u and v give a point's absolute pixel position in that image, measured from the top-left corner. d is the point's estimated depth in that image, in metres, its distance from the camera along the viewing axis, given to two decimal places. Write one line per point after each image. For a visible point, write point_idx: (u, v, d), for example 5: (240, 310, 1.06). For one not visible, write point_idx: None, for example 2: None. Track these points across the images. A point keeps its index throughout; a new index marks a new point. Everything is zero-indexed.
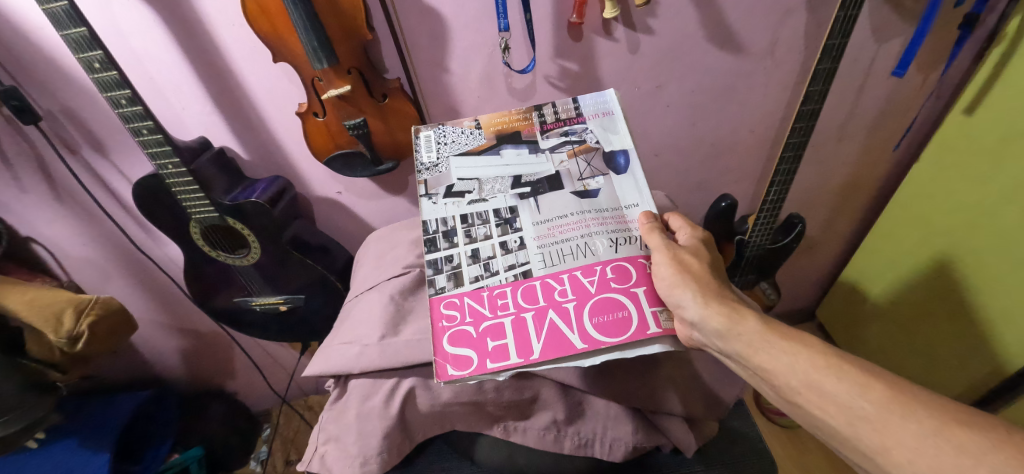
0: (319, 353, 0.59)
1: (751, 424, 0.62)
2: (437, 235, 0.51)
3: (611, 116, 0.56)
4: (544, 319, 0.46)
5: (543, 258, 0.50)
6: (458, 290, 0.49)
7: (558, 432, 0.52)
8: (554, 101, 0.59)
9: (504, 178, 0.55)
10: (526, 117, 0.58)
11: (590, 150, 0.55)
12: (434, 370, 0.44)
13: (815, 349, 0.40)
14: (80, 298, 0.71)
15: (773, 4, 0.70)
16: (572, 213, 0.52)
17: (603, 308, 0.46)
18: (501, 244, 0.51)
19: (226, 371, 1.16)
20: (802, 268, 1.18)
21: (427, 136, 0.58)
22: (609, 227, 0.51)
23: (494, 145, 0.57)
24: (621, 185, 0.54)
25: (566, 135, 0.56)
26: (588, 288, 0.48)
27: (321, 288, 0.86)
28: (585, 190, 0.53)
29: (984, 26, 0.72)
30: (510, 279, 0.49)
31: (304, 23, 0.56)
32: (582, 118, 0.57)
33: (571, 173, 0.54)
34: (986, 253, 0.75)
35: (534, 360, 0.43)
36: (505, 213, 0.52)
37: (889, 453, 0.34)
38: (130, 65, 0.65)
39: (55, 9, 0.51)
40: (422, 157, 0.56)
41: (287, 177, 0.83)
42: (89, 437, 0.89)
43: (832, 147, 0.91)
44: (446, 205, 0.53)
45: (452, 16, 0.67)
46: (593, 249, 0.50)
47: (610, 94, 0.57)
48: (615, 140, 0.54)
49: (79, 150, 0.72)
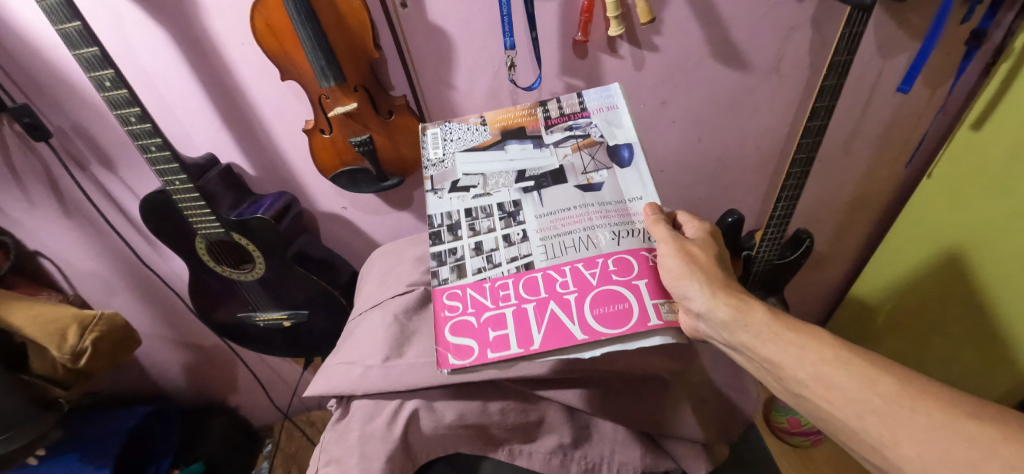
0: (320, 371, 0.59)
1: (763, 448, 0.60)
2: (442, 229, 0.51)
3: (616, 109, 0.55)
4: (545, 309, 0.46)
5: (544, 250, 0.49)
6: (460, 282, 0.49)
7: (564, 456, 0.50)
8: (559, 97, 0.57)
9: (509, 172, 0.54)
10: (531, 113, 0.57)
11: (594, 144, 0.54)
12: (436, 360, 0.45)
13: (825, 341, 0.38)
14: (84, 314, 0.71)
15: (778, 20, 0.70)
16: (575, 206, 0.51)
17: (604, 298, 0.45)
18: (504, 236, 0.51)
19: (227, 385, 1.15)
20: (811, 283, 1.17)
21: (434, 133, 0.57)
22: (613, 219, 0.51)
23: (499, 140, 0.56)
24: (625, 178, 0.53)
25: (570, 129, 0.55)
26: (589, 280, 0.47)
27: (326, 303, 0.86)
28: (588, 183, 0.52)
29: (991, 41, 0.72)
30: (512, 270, 0.49)
31: (311, 40, 0.57)
32: (587, 112, 0.56)
33: (574, 166, 0.53)
34: (1000, 270, 0.74)
35: (534, 351, 0.43)
36: (509, 207, 0.52)
37: (898, 445, 0.32)
38: (140, 84, 0.66)
39: (68, 29, 0.52)
40: (428, 153, 0.56)
41: (293, 193, 0.83)
42: (89, 453, 0.88)
43: (838, 162, 0.91)
44: (452, 199, 0.53)
45: (458, 33, 0.67)
46: (595, 242, 0.49)
47: (615, 88, 0.56)
48: (619, 133, 0.54)
49: (89, 167, 0.73)
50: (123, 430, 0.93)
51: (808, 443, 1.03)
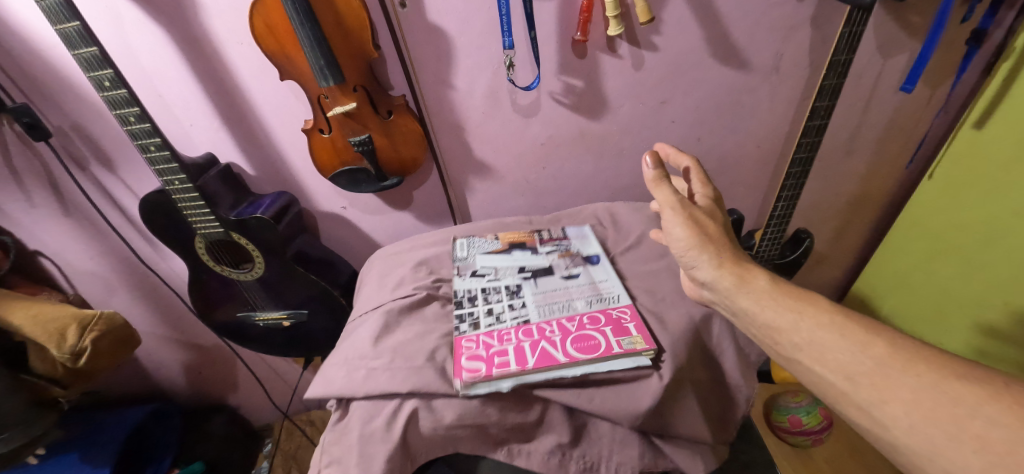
0: (320, 374, 0.59)
1: (761, 448, 0.60)
2: (464, 298, 0.62)
3: (587, 238, 0.73)
4: (539, 346, 0.54)
5: (538, 311, 0.60)
6: (475, 332, 0.57)
7: (563, 456, 0.50)
8: (550, 227, 0.76)
9: (513, 268, 0.68)
10: (529, 235, 0.74)
11: (573, 255, 0.69)
12: (452, 372, 0.51)
13: (822, 308, 0.37)
14: (83, 313, 0.71)
15: (778, 19, 0.70)
16: (559, 288, 0.63)
17: (580, 337, 0.54)
18: (507, 303, 0.61)
19: (227, 385, 1.15)
20: (811, 283, 1.16)
21: (462, 242, 0.73)
22: (586, 293, 0.62)
23: (506, 248, 0.72)
24: (596, 272, 0.66)
25: (557, 245, 0.72)
26: (569, 327, 0.56)
27: (325, 303, 0.86)
28: (570, 274, 0.65)
29: (991, 40, 0.73)
30: (514, 324, 0.58)
31: (310, 40, 0.57)
32: (567, 237, 0.74)
33: (559, 266, 0.67)
34: (999, 268, 0.74)
35: (528, 368, 0.51)
36: (513, 287, 0.64)
37: (886, 405, 0.31)
38: (140, 85, 0.66)
39: (67, 29, 0.52)
40: (456, 253, 0.71)
41: (292, 193, 0.83)
42: (89, 452, 0.88)
43: (839, 162, 0.91)
44: (471, 281, 0.65)
45: (457, 33, 0.67)
46: (572, 306, 0.60)
47: (587, 228, 0.75)
48: (590, 248, 0.71)
49: (89, 167, 0.74)
50: (123, 429, 0.93)
51: (808, 442, 1.02)
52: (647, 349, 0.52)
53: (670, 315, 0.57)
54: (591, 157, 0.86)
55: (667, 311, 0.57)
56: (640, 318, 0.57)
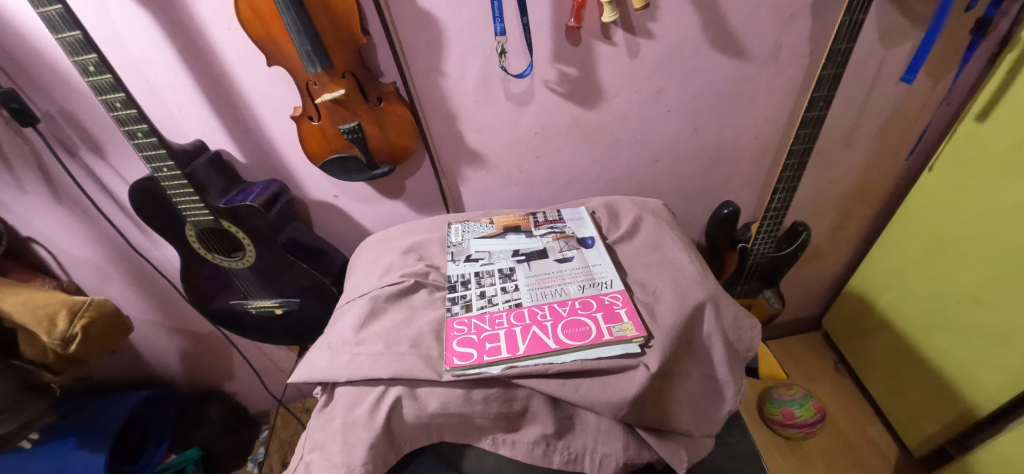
0: (305, 357, 0.57)
1: (747, 439, 0.60)
2: (457, 282, 0.61)
3: (583, 219, 0.72)
4: (529, 332, 0.53)
5: (532, 294, 0.59)
6: (468, 314, 0.57)
7: (547, 446, 0.50)
8: (545, 210, 0.75)
9: (507, 251, 0.67)
10: (524, 218, 0.74)
11: (567, 237, 0.69)
12: (443, 361, 0.51)
13: None
14: (74, 299, 0.71)
15: (777, 6, 0.69)
16: (553, 272, 0.62)
17: (572, 323, 0.54)
18: (499, 286, 0.61)
19: (224, 371, 1.16)
20: (809, 276, 1.16)
21: (457, 227, 0.73)
22: (579, 277, 0.61)
23: (501, 232, 0.71)
24: (590, 254, 0.65)
25: (552, 228, 0.71)
26: (561, 312, 0.55)
27: (317, 293, 0.86)
28: (563, 257, 0.65)
29: (996, 30, 0.71)
30: (506, 306, 0.57)
31: (296, 25, 0.55)
32: (563, 219, 0.73)
33: (554, 248, 0.67)
34: (1001, 265, 0.72)
35: (519, 355, 0.50)
36: (506, 270, 0.63)
37: None
38: (127, 70, 0.65)
39: (49, 12, 0.51)
40: (450, 238, 0.70)
41: (283, 181, 0.82)
42: (85, 437, 0.89)
43: (839, 154, 0.89)
44: (465, 265, 0.64)
45: (448, 18, 0.66)
46: (565, 291, 0.59)
47: (582, 209, 0.74)
48: (585, 231, 0.69)
49: (78, 152, 0.73)
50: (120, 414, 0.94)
51: (800, 435, 1.02)
52: (638, 337, 0.51)
53: (658, 306, 0.56)
54: (584, 147, 0.85)
55: (655, 302, 0.57)
56: (632, 304, 0.56)
